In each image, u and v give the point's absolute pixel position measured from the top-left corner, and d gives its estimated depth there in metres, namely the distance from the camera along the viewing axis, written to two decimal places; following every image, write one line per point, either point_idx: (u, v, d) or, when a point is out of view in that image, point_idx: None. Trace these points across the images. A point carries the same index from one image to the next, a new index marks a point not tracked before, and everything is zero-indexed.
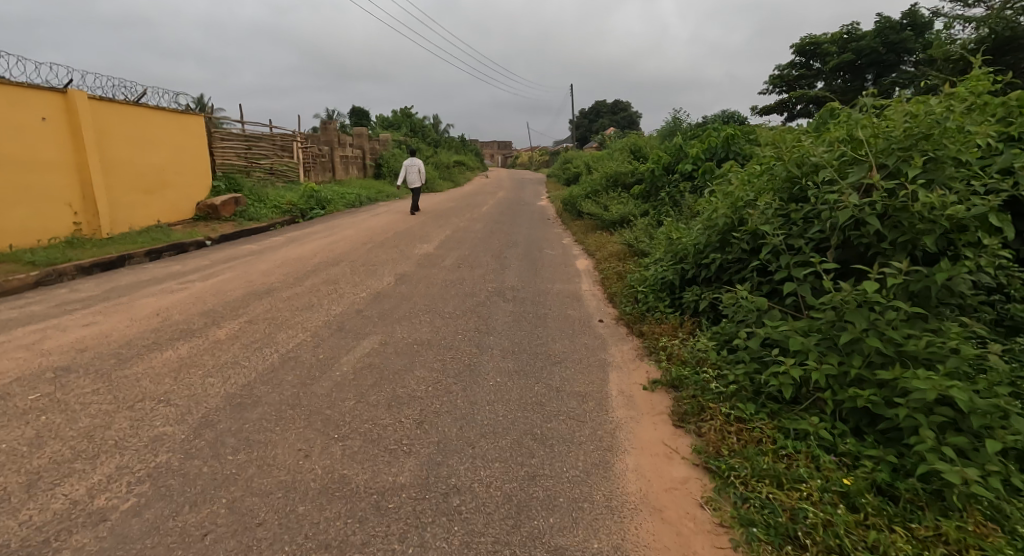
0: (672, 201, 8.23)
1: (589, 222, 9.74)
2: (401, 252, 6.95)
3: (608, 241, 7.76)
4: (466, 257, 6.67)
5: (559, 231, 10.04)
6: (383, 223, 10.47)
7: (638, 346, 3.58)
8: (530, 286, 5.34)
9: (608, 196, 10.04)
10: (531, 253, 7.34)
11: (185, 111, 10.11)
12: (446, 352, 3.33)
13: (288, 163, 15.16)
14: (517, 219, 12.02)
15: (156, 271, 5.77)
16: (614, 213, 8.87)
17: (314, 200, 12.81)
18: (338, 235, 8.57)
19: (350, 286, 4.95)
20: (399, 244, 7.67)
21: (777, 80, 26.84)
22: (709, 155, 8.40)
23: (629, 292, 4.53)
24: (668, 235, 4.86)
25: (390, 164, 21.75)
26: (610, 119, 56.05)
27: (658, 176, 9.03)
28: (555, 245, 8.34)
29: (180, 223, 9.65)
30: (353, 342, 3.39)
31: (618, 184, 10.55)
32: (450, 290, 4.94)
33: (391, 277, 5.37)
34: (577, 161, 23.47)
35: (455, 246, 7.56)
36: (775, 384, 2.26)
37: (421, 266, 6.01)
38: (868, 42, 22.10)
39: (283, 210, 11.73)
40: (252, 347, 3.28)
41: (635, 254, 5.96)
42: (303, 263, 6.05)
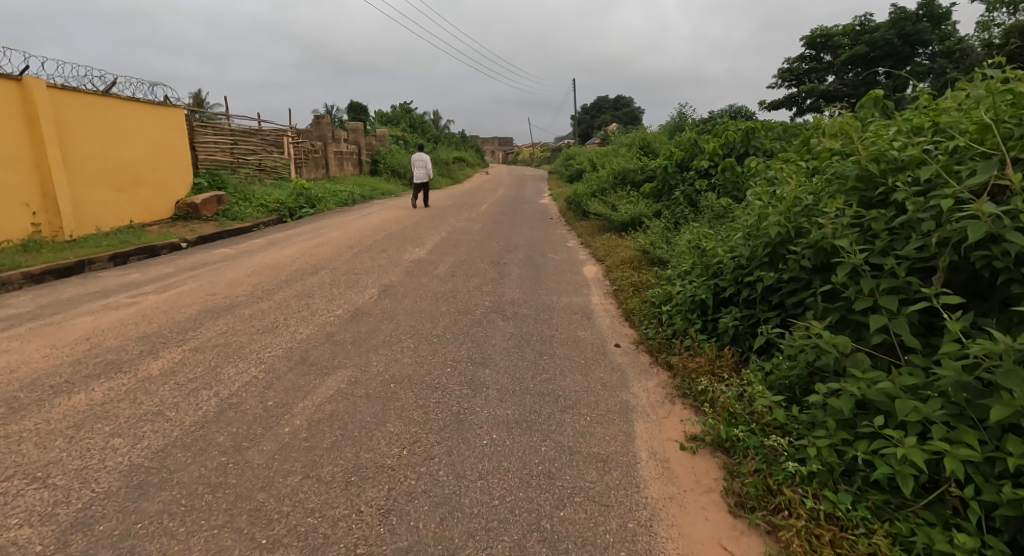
0: (688, 201, 7.62)
1: (595, 223, 9.10)
2: (389, 258, 6.28)
3: (617, 245, 7.14)
4: (461, 264, 6.02)
5: (563, 232, 9.39)
6: (375, 223, 9.82)
7: (668, 384, 2.93)
8: (532, 300, 4.68)
9: (615, 195, 9.41)
10: (533, 259, 6.69)
11: (161, 102, 9.47)
12: (427, 395, 2.68)
13: (278, 160, 14.50)
14: (518, 219, 11.38)
15: (109, 280, 5.11)
16: (622, 213, 8.24)
17: (304, 198, 12.17)
18: (323, 238, 7.91)
19: (322, 301, 4.30)
20: (389, 248, 7.02)
21: (786, 73, 26.17)
22: (727, 150, 8.00)
23: (651, 310, 3.90)
24: (694, 243, 4.23)
25: (387, 160, 21.07)
26: (613, 115, 55.30)
27: (670, 173, 8.39)
28: (561, 248, 7.71)
29: (157, 224, 9.01)
30: (315, 380, 2.74)
31: (627, 182, 9.89)
32: (440, 305, 4.28)
33: (373, 289, 4.72)
34: (580, 157, 22.83)
35: (450, 250, 6.90)
36: (883, 470, 1.60)
37: (410, 275, 5.36)
38: (882, 33, 21.57)
39: (270, 209, 11.07)
40: (184, 390, 2.61)
41: (651, 262, 5.35)
42: (277, 272, 5.40)
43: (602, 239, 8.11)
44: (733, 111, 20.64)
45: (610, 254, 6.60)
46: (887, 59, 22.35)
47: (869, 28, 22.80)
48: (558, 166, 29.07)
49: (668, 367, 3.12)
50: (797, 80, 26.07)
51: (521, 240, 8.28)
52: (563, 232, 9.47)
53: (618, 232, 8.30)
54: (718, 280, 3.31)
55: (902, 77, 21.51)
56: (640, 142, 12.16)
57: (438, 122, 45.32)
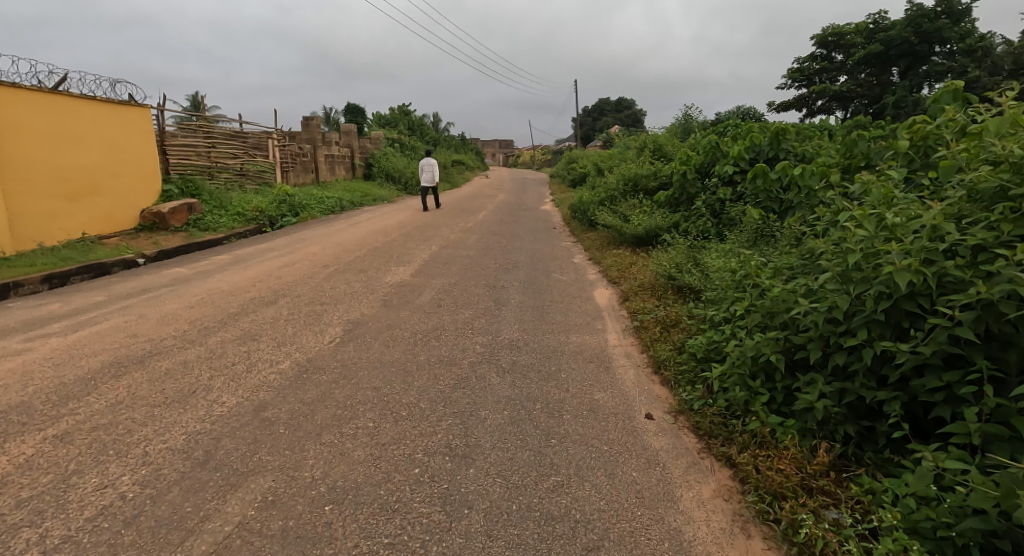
0: (711, 212, 6.79)
1: (604, 236, 8.22)
2: (367, 281, 5.41)
3: (632, 262, 6.28)
4: (449, 290, 5.13)
5: (567, 245, 8.51)
6: (359, 235, 8.94)
7: (737, 495, 2.04)
8: (534, 342, 3.80)
9: (625, 203, 8.52)
10: (534, 281, 5.81)
11: (125, 101, 8.61)
12: (378, 530, 1.78)
13: (261, 164, 13.65)
14: (517, 229, 10.50)
15: (21, 312, 4.21)
16: (636, 224, 7.37)
17: (286, 205, 11.34)
18: (298, 253, 7.04)
19: (269, 348, 3.41)
20: (369, 268, 6.13)
21: (796, 73, 25.34)
22: (753, 154, 7.23)
23: (691, 364, 3.02)
24: (739, 273, 3.35)
25: (381, 164, 20.20)
26: (615, 117, 54.61)
27: (688, 180, 7.52)
28: (566, 265, 6.85)
29: (117, 237, 8.14)
30: (211, 502, 1.84)
31: (638, 189, 8.97)
32: (417, 354, 3.39)
33: (339, 328, 3.83)
34: (583, 160, 21.98)
35: (439, 270, 6.03)
36: None
37: (386, 306, 4.47)
38: (898, 31, 20.85)
39: (247, 216, 10.31)
40: (4, 522, 1.70)
41: (678, 289, 4.48)
42: (227, 302, 4.51)
43: (615, 253, 7.24)
44: (744, 112, 19.92)
45: (627, 275, 5.72)
46: (903, 58, 21.58)
47: (883, 26, 22.03)
48: (559, 169, 28.21)
49: (731, 462, 2.24)
50: (806, 80, 25.29)
51: (521, 255, 7.41)
52: (566, 244, 8.61)
53: (632, 247, 7.43)
54: (792, 335, 2.43)
55: (919, 77, 20.78)
56: (649, 145, 11.30)
57: (437, 125, 44.52)
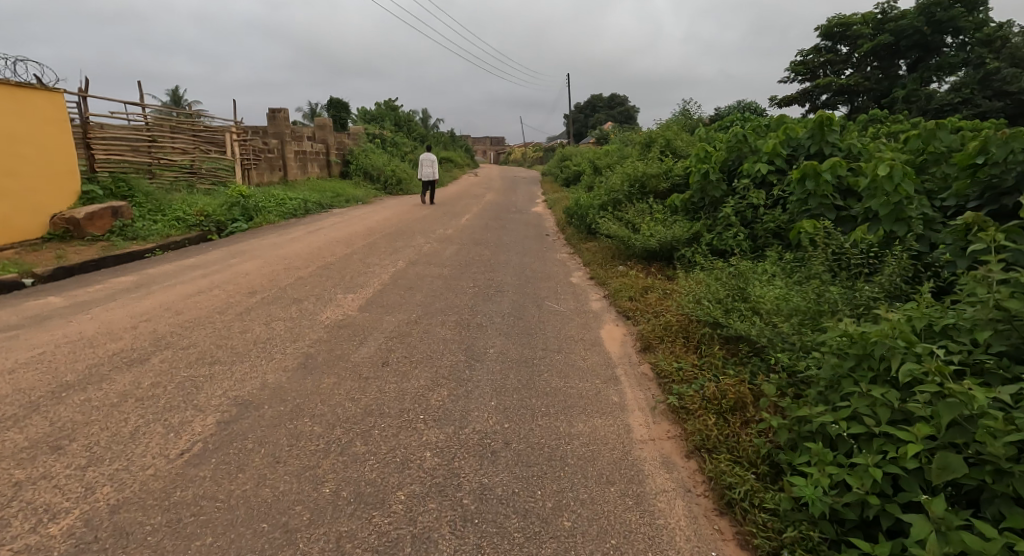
0: (744, 220, 5.65)
1: (607, 249, 6.92)
2: (297, 319, 4.02)
3: (647, 287, 5.00)
4: (403, 336, 3.76)
5: (562, 258, 7.18)
6: (315, 245, 7.55)
7: None
8: (517, 440, 2.45)
9: (631, 208, 7.21)
10: (521, 315, 4.47)
11: (27, 84, 7.13)
12: None
13: (215, 161, 12.18)
14: (504, 236, 9.14)
15: None
16: (648, 236, 6.10)
17: (239, 210, 9.95)
18: (225, 273, 5.64)
19: (64, 468, 2.02)
20: (307, 296, 4.76)
21: (799, 66, 24.27)
22: (789, 149, 6.07)
23: (802, 521, 1.72)
24: (851, 340, 2.06)
25: (359, 161, 18.73)
26: (607, 114, 53.42)
27: (709, 180, 6.20)
28: (560, 289, 5.51)
29: (12, 249, 6.68)
30: None
31: (645, 191, 7.68)
32: (319, 483, 2.01)
33: (212, 417, 2.46)
34: (577, 157, 20.68)
35: (399, 299, 4.67)
36: None
37: (304, 368, 3.09)
38: (910, 20, 19.74)
39: (189, 221, 8.93)
40: None
41: (723, 338, 3.19)
42: (74, 360, 3.12)
43: (623, 272, 5.94)
44: (746, 106, 18.73)
45: (646, 307, 4.42)
46: (913, 49, 20.53)
47: (892, 15, 20.93)
48: (551, 168, 26.86)
49: None
50: (809, 74, 24.20)
51: (505, 273, 6.06)
52: (559, 258, 7.27)
53: (642, 265, 6.13)
54: None
55: (930, 69, 19.74)
56: (654, 141, 9.99)
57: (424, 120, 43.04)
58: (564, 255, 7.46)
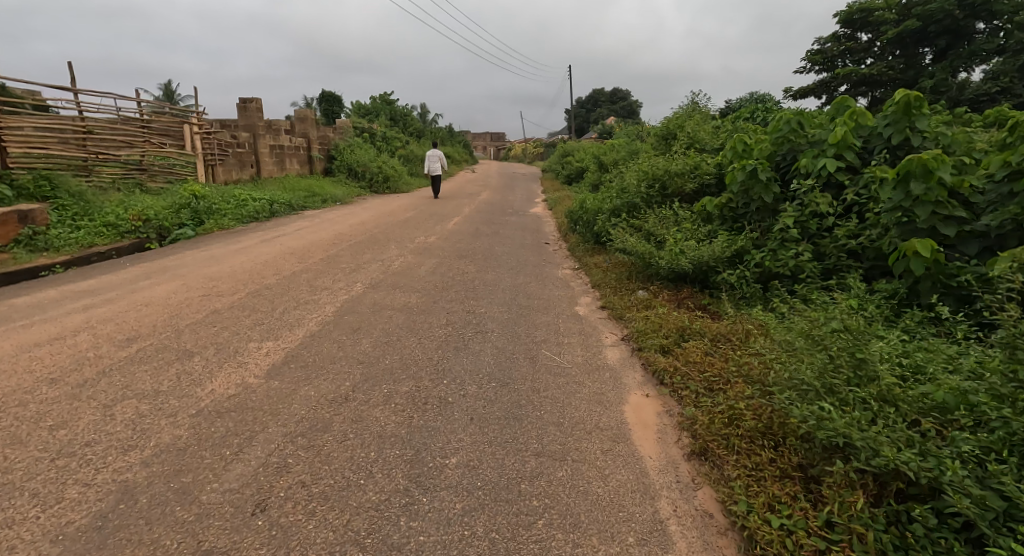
0: (809, 233, 4.30)
1: (623, 268, 5.56)
2: (160, 397, 2.64)
3: (682, 329, 3.66)
4: (316, 434, 2.38)
5: (563, 277, 5.81)
6: (261, 260, 6.18)
7: None
8: None
9: (652, 214, 5.83)
10: (506, 381, 3.10)
11: None
12: None
13: (168, 156, 10.78)
14: (495, 245, 7.77)
15: None
16: (679, 255, 4.76)
17: (186, 214, 8.59)
18: (118, 303, 4.28)
19: None
20: (206, 347, 3.37)
21: (815, 55, 23.30)
22: (861, 140, 4.73)
23: None
24: None
25: (344, 156, 17.34)
26: (610, 109, 51.99)
27: (753, 180, 4.79)
28: (561, 329, 4.13)
29: None
30: None
31: (667, 193, 6.31)
32: None
33: None
34: (581, 152, 19.28)
35: (334, 355, 3.29)
36: None
37: (99, 527, 1.71)
38: (941, 3, 18.31)
39: (121, 226, 7.55)
40: None
41: (855, 471, 1.81)
42: None
43: (645, 303, 4.59)
44: (761, 98, 17.37)
45: (688, 368, 3.08)
46: (943, 34, 19.12)
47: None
48: (553, 164, 25.48)
49: None
50: (828, 63, 23.05)
51: (490, 302, 4.69)
52: (561, 277, 5.89)
53: (668, 292, 4.77)
54: None
55: (962, 58, 18.36)
56: (673, 134, 8.58)
57: (422, 114, 41.75)
58: (567, 273, 6.07)
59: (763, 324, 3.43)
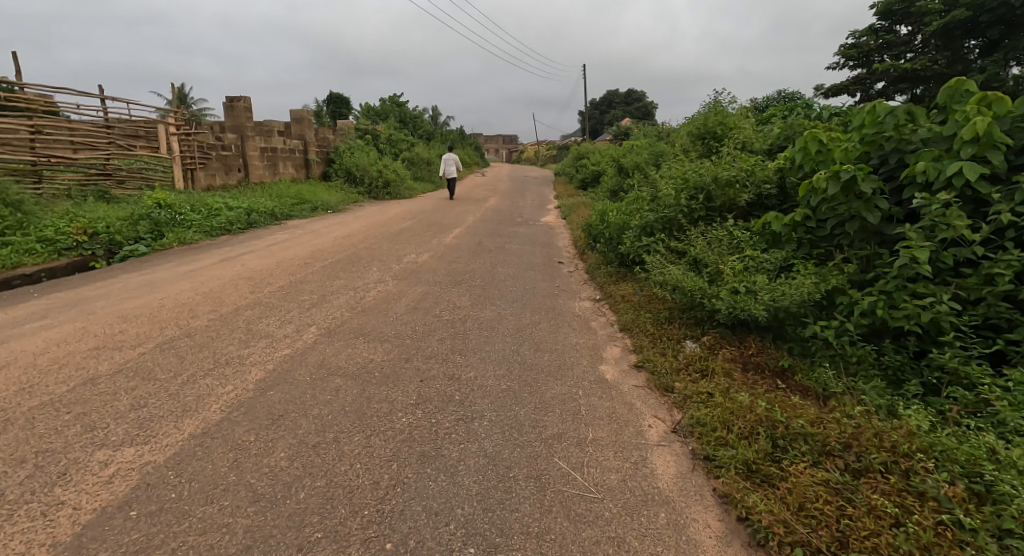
0: (946, 272, 3.00)
1: (662, 308, 4.28)
2: None
3: (772, 428, 2.39)
4: None
5: (578, 318, 4.57)
6: (205, 288, 4.99)
7: None
8: None
9: (698, 236, 4.55)
10: (491, 537, 1.86)
11: None
12: None
13: (138, 160, 9.74)
14: (499, 266, 6.54)
15: None
16: (746, 296, 3.48)
17: (145, 225, 7.46)
18: None
19: None
20: (23, 458, 2.14)
21: (851, 50, 22.03)
22: (1005, 132, 3.37)
23: None
24: None
25: (343, 160, 16.27)
26: (624, 110, 50.79)
27: (846, 196, 3.50)
28: (581, 415, 2.84)
29: None
30: None
31: (717, 205, 5.01)
32: None
33: None
34: (597, 153, 18.01)
35: (219, 479, 2.06)
36: None
37: None
38: None
39: (59, 242, 6.40)
40: None
41: None
42: None
43: (700, 366, 3.30)
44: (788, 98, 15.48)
45: (807, 526, 1.81)
46: (996, 24, 17.58)
47: None
48: (566, 167, 24.32)
49: None
50: (864, 58, 21.77)
51: (482, 361, 3.46)
52: (578, 319, 4.58)
53: (729, 348, 3.49)
54: None
55: (1017, 50, 16.88)
56: (711, 133, 7.23)
57: (432, 116, 40.86)
58: (587, 313, 4.77)
59: (915, 433, 2.14)
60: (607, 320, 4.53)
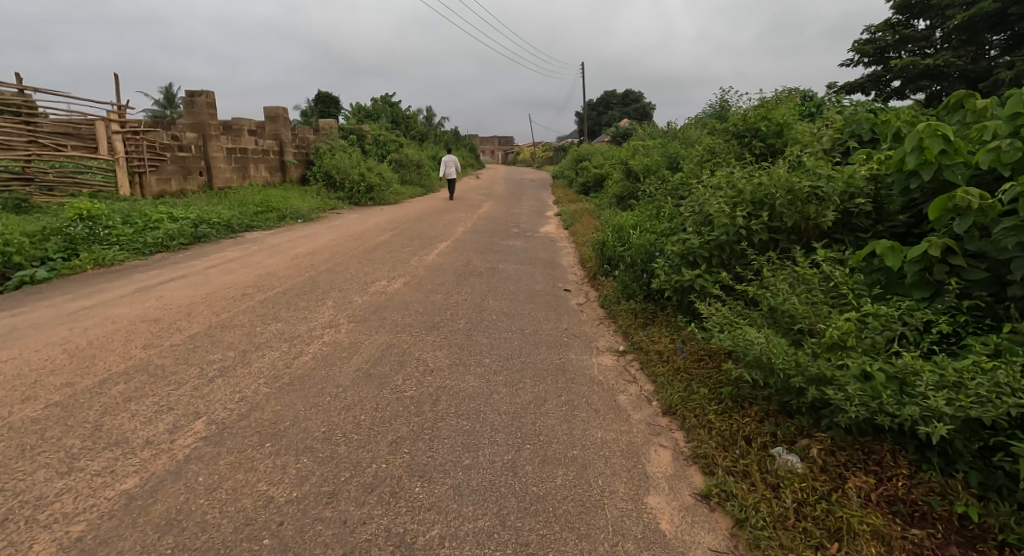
0: None
1: (728, 382, 2.95)
2: None
3: None
4: None
5: (598, 391, 3.25)
6: (78, 342, 3.60)
7: None
8: None
9: (773, 273, 3.23)
10: None
11: None
12: None
13: (70, 163, 8.39)
14: (489, 297, 5.21)
15: None
16: (889, 389, 2.17)
17: (55, 243, 6.07)
18: None
19: None
20: None
21: (864, 46, 20.89)
22: None
23: None
24: None
25: (323, 162, 14.89)
26: (622, 111, 49.61)
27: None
28: None
29: None
30: None
31: (789, 227, 3.70)
32: None
33: None
34: (600, 155, 16.67)
35: None
36: None
37: None
38: None
39: None
40: None
41: None
42: None
43: (824, 514, 1.97)
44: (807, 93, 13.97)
45: None
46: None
47: None
48: (565, 169, 23.03)
49: None
50: (879, 54, 20.62)
51: (453, 501, 2.11)
52: (600, 393, 3.23)
53: (859, 471, 2.18)
54: None
55: None
56: (752, 129, 5.84)
57: (426, 117, 39.56)
58: (610, 380, 3.41)
59: None
60: (644, 396, 3.18)
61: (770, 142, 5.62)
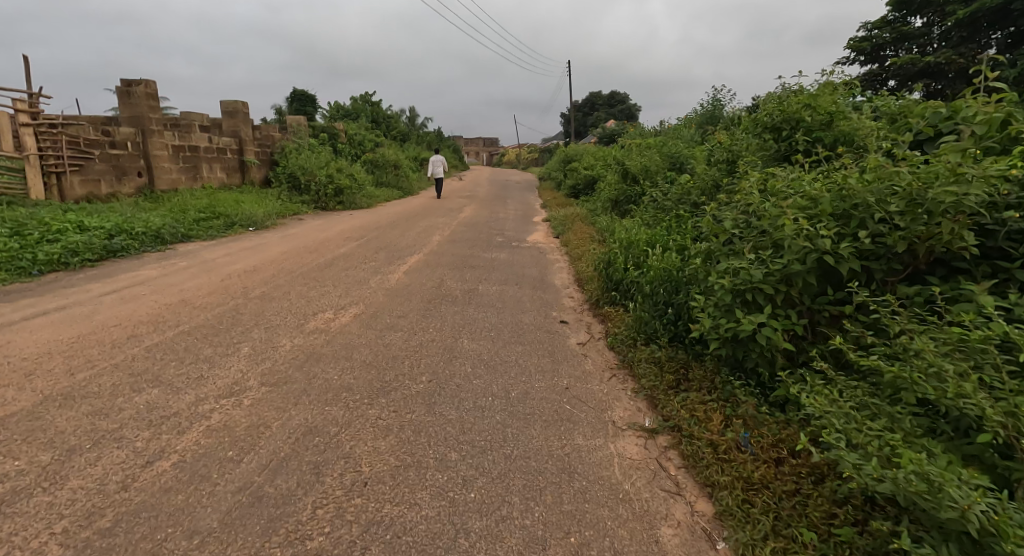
0: None
1: (849, 522, 1.80)
2: None
3: None
4: None
5: (628, 521, 2.04)
6: None
7: None
8: None
9: (903, 334, 2.06)
10: None
11: None
12: None
13: None
14: (464, 336, 3.97)
15: None
16: None
17: None
18: None
19: None
20: None
21: (859, 43, 20.14)
22: None
23: None
24: None
25: (287, 162, 13.50)
26: (609, 112, 48.78)
27: None
28: None
29: None
30: None
31: (898, 254, 2.53)
32: None
33: None
34: (590, 155, 15.53)
35: None
36: None
37: None
38: None
39: None
40: None
41: None
42: None
43: None
44: None
45: None
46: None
47: None
48: (552, 170, 21.90)
49: None
50: (876, 52, 19.87)
51: None
52: (633, 527, 2.01)
53: None
54: None
55: None
56: (792, 120, 4.57)
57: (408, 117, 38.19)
58: (646, 496, 2.19)
59: None
60: (702, 531, 1.99)
61: (818, 135, 4.35)
